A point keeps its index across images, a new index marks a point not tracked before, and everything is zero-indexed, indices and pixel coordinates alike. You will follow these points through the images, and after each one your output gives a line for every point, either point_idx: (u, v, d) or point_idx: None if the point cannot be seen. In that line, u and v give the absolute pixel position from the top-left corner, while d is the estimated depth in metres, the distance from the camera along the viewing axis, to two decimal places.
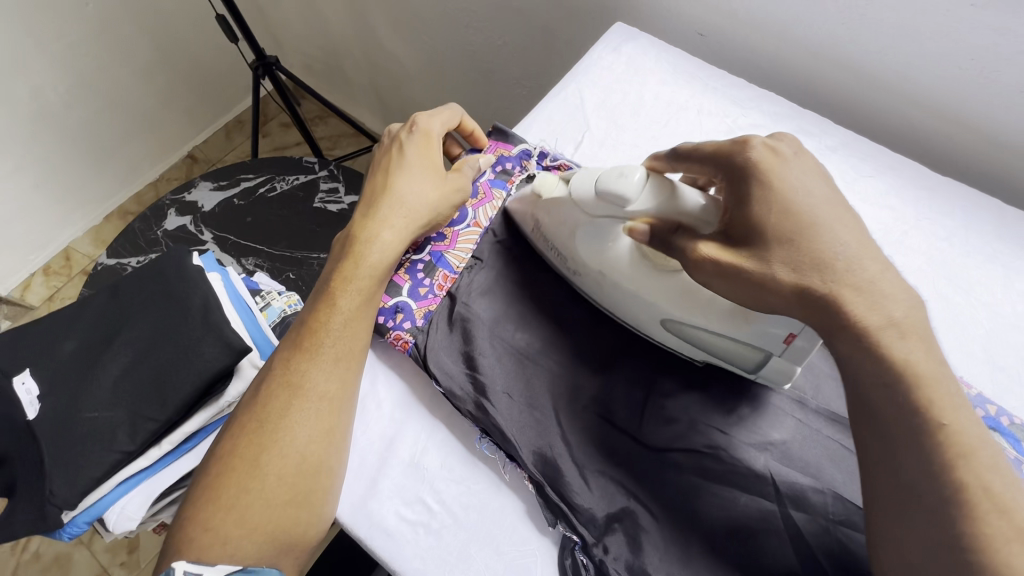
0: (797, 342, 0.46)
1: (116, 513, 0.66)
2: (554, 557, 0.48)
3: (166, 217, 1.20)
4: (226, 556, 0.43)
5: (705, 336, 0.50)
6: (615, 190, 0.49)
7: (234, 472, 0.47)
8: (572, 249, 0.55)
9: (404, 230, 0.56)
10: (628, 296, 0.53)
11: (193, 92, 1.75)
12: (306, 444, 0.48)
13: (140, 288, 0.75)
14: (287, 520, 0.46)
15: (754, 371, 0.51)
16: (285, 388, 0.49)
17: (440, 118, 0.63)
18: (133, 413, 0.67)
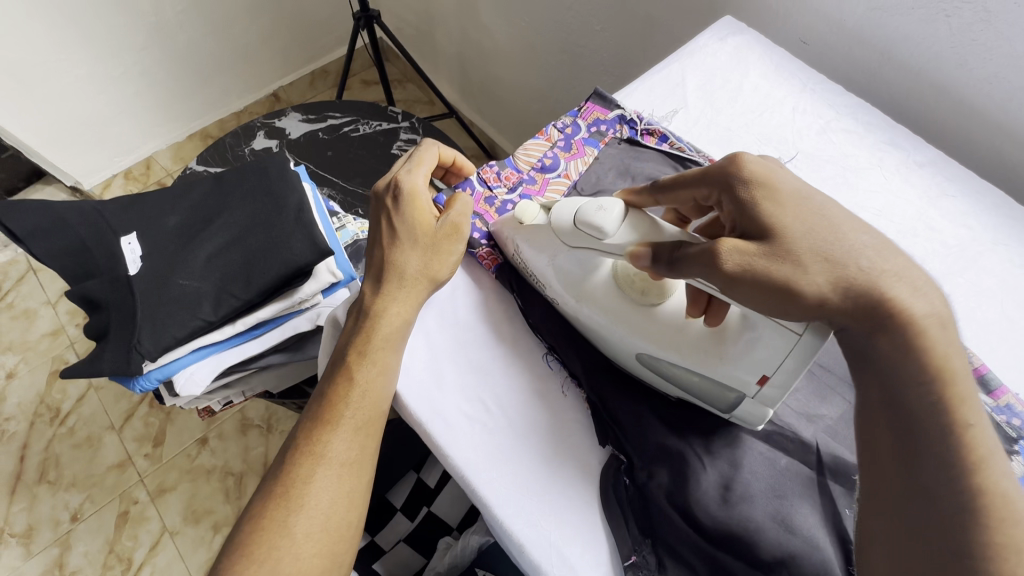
0: (768, 388, 0.47)
1: (184, 377, 0.73)
2: (597, 473, 0.52)
3: (256, 137, 1.28)
4: (298, 560, 0.45)
5: (676, 371, 0.51)
6: (594, 223, 0.49)
7: (285, 502, 0.47)
8: (552, 278, 0.55)
9: (410, 302, 0.55)
10: (602, 327, 0.53)
11: (290, 36, 1.85)
12: (332, 502, 0.47)
13: (242, 180, 0.80)
14: (345, 521, 0.48)
15: (726, 411, 0.51)
16: (310, 456, 0.49)
17: (423, 170, 0.59)
18: (219, 289, 0.73)
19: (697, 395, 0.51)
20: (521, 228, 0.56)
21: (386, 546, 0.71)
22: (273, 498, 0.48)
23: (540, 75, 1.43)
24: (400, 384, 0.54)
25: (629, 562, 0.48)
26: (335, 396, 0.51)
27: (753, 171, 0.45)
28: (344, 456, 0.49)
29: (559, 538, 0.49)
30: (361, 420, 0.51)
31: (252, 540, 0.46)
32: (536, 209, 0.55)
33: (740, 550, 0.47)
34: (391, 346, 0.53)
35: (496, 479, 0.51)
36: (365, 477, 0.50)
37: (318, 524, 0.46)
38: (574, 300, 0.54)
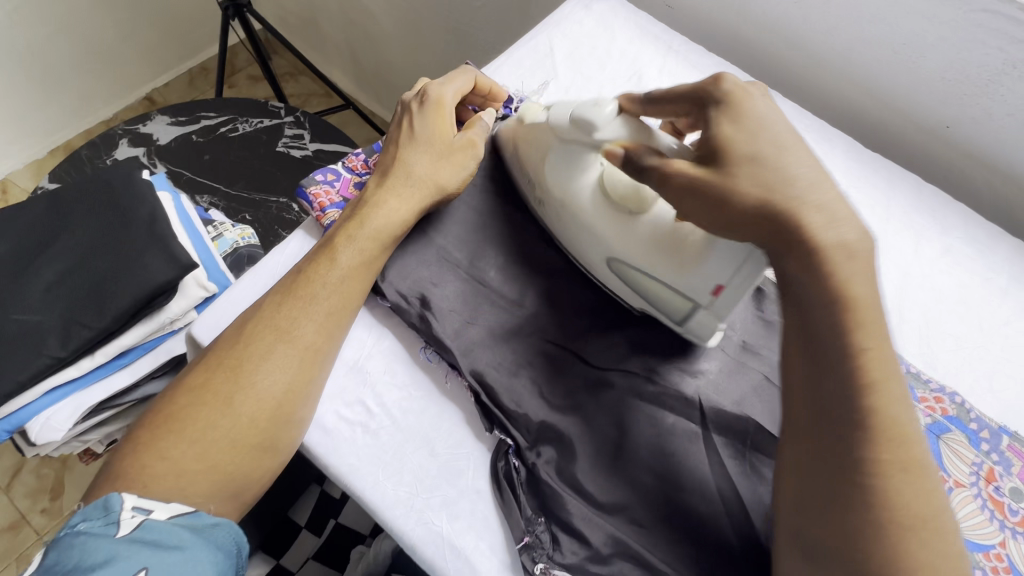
0: (723, 296, 0.47)
1: (40, 424, 0.66)
2: (486, 460, 0.51)
3: (118, 146, 1.15)
4: (178, 492, 0.43)
5: (647, 281, 0.51)
6: (586, 118, 0.48)
7: (204, 415, 0.46)
8: (541, 174, 0.56)
9: (318, 321, 0.50)
10: (581, 228, 0.53)
11: (156, 32, 1.68)
12: (281, 391, 0.47)
13: (83, 194, 0.71)
14: (248, 466, 0.46)
15: (680, 323, 0.52)
16: (274, 332, 0.49)
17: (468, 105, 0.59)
18: (65, 319, 0.65)
19: (657, 304, 0.52)
20: (519, 130, 0.59)
21: (295, 568, 0.68)
22: (190, 410, 0.46)
23: (432, 57, 1.38)
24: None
25: (523, 544, 0.47)
26: (284, 310, 0.50)
27: (728, 88, 0.45)
28: (310, 342, 0.49)
29: (451, 531, 0.48)
30: (333, 307, 0.51)
31: (187, 410, 0.46)
32: (540, 108, 0.58)
33: (629, 514, 0.47)
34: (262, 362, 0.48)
35: (382, 482, 0.49)
36: (290, 427, 0.48)
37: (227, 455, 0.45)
38: (559, 199, 0.54)
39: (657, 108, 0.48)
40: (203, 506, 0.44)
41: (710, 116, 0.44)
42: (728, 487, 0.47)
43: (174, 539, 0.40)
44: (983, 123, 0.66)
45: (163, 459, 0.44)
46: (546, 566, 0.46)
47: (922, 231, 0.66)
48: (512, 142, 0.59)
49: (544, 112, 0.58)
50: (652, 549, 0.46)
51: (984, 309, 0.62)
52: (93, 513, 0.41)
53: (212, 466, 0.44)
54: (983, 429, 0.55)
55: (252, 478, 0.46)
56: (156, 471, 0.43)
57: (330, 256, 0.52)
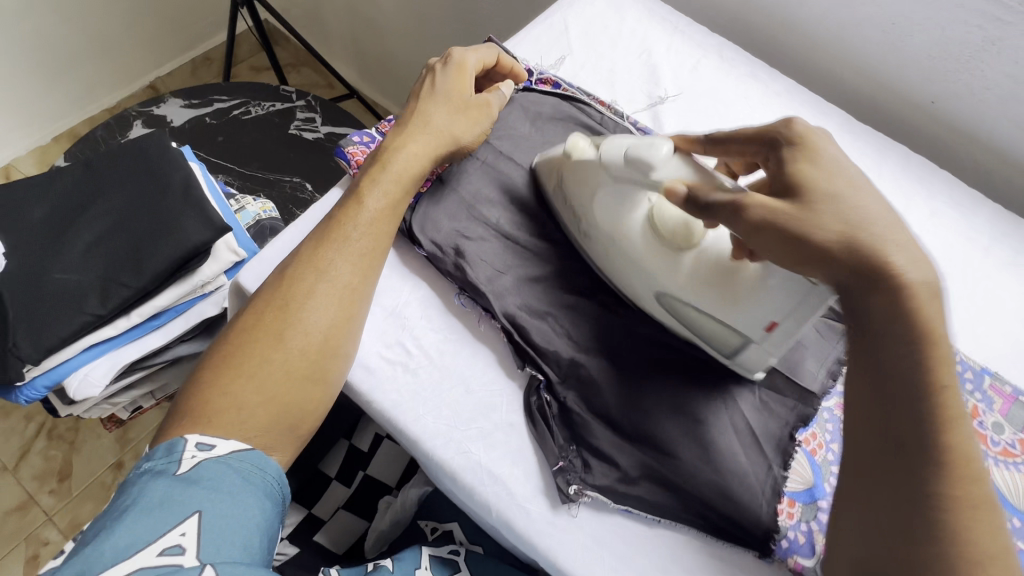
0: (777, 331, 0.48)
1: (78, 380, 0.68)
2: (520, 397, 0.55)
3: (132, 127, 1.17)
4: (238, 424, 0.45)
5: (695, 314, 0.52)
6: (642, 158, 0.50)
7: (252, 353, 0.48)
8: (590, 209, 0.57)
9: (353, 264, 0.53)
10: (630, 266, 0.55)
11: (161, 21, 1.69)
12: (326, 327, 0.50)
13: (117, 162, 0.74)
14: (299, 399, 0.48)
15: (730, 356, 0.53)
16: (313, 273, 0.52)
17: (480, 58, 0.64)
18: (105, 278, 0.67)
19: (707, 338, 0.53)
20: (565, 162, 0.59)
21: (326, 517, 0.72)
22: (237, 351, 0.48)
23: (438, 45, 1.42)
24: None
25: (557, 468, 0.51)
26: (319, 254, 0.52)
27: (801, 132, 0.46)
28: (346, 282, 0.52)
29: (488, 460, 0.52)
30: (365, 249, 0.54)
31: (237, 352, 0.48)
32: (586, 142, 0.58)
33: (653, 441, 0.52)
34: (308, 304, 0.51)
35: (424, 416, 0.53)
36: (333, 362, 0.51)
37: (279, 390, 0.47)
38: (608, 238, 0.56)
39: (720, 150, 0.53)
40: (261, 439, 0.46)
41: (786, 156, 0.46)
42: (738, 413, 0.53)
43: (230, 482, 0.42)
44: (965, 98, 0.71)
45: (222, 396, 0.46)
46: (580, 487, 0.51)
47: (910, 196, 0.71)
48: (554, 175, 0.61)
49: (592, 147, 0.58)
50: (675, 472, 0.51)
51: (967, 267, 0.67)
52: (158, 453, 0.43)
53: (269, 401, 0.47)
54: (966, 370, 0.60)
55: (303, 412, 0.48)
56: (215, 407, 0.45)
57: (359, 201, 0.55)
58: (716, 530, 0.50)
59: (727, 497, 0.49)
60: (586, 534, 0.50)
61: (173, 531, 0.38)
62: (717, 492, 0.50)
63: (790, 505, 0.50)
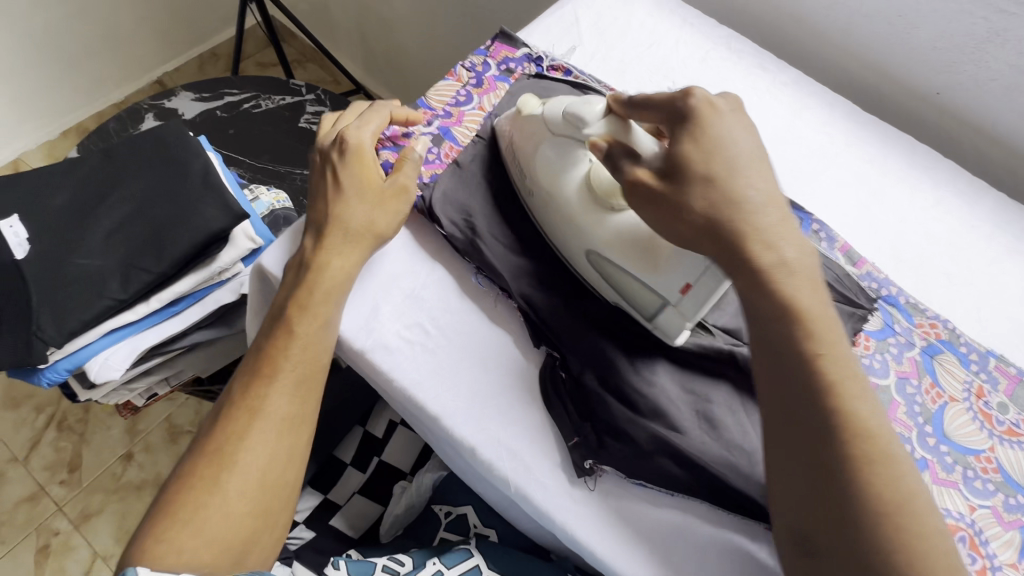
0: (692, 293, 0.50)
1: (98, 364, 0.69)
2: (535, 374, 0.57)
3: (144, 120, 1.18)
4: (184, 564, 0.45)
5: (615, 269, 0.54)
6: (578, 112, 0.53)
7: (196, 485, 0.48)
8: (532, 161, 0.58)
9: (292, 386, 0.52)
10: (568, 226, 0.56)
11: (169, 17, 1.71)
12: (268, 459, 0.50)
13: (135, 150, 0.75)
14: (246, 529, 0.48)
15: (651, 319, 0.54)
16: (248, 411, 0.51)
17: (369, 128, 0.60)
18: (125, 264, 0.69)
19: (628, 297, 0.55)
20: (518, 119, 0.61)
21: (342, 501, 0.74)
22: (183, 481, 0.48)
23: (445, 40, 1.43)
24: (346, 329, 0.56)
25: (573, 444, 0.53)
26: (254, 393, 0.51)
27: (698, 105, 0.48)
28: (285, 412, 0.51)
29: (506, 438, 0.54)
30: (301, 375, 0.53)
31: (178, 496, 0.47)
32: (536, 101, 0.60)
33: (666, 418, 0.53)
34: (331, 299, 0.54)
35: (443, 394, 0.55)
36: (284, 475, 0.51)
37: (228, 523, 0.47)
38: (545, 189, 0.58)
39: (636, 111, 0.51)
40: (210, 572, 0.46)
41: (681, 130, 0.48)
42: (750, 392, 0.54)
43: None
44: (969, 88, 0.73)
45: (164, 544, 0.45)
46: (594, 462, 0.52)
47: (915, 184, 0.72)
48: (510, 137, 0.61)
49: (540, 104, 0.59)
50: (690, 447, 0.51)
51: (971, 252, 0.69)
52: None
53: (215, 538, 0.47)
54: (972, 352, 0.62)
55: (251, 539, 0.49)
56: (158, 553, 0.45)
57: (344, 200, 0.57)
58: (731, 504, 0.51)
59: (740, 472, 0.50)
60: (603, 506, 0.52)
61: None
62: (730, 467, 0.51)
63: None
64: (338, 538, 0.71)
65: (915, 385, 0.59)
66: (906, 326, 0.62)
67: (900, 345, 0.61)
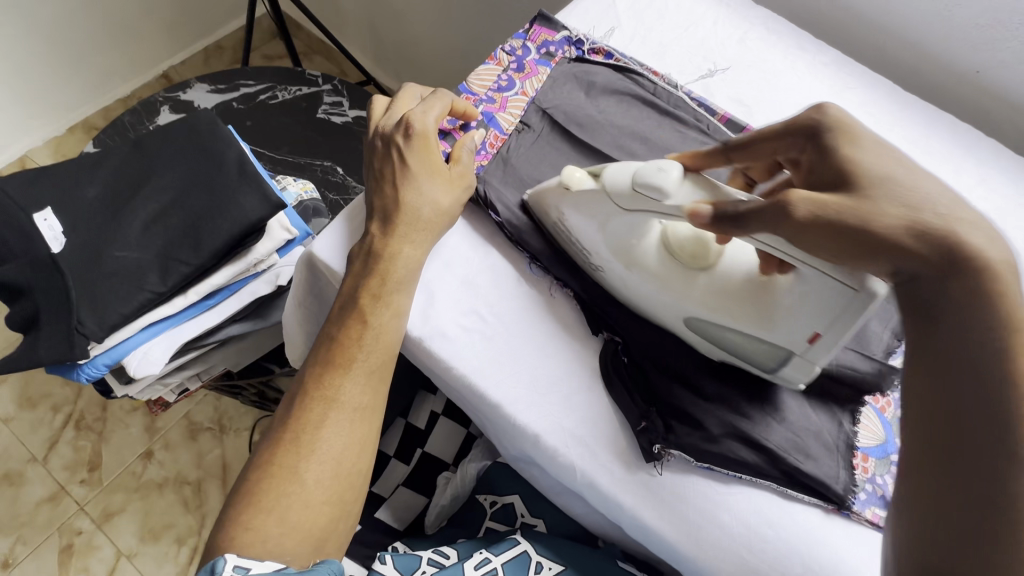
0: (819, 343, 0.48)
1: (137, 359, 0.67)
2: (596, 359, 0.56)
3: (160, 113, 1.16)
4: (270, 552, 0.47)
5: (724, 331, 0.51)
6: (654, 183, 0.48)
7: (277, 473, 0.49)
8: (597, 243, 0.54)
9: (366, 376, 0.53)
10: (660, 296, 0.53)
11: (176, 9, 1.68)
12: (344, 451, 0.51)
13: (167, 140, 0.73)
14: (325, 518, 0.50)
15: (773, 371, 0.52)
16: (323, 401, 0.51)
17: (433, 114, 0.59)
18: (163, 257, 0.67)
19: (739, 354, 0.52)
20: (566, 194, 0.54)
21: (387, 494, 0.73)
22: (263, 470, 0.50)
23: (460, 27, 1.41)
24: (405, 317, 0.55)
25: (640, 428, 0.52)
26: (327, 384, 0.52)
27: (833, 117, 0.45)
28: (357, 402, 0.52)
29: (571, 424, 0.53)
30: (373, 366, 0.53)
31: (259, 486, 0.49)
32: (584, 174, 0.53)
33: (732, 402, 0.53)
34: (398, 288, 0.54)
35: (504, 380, 0.54)
36: (360, 465, 0.52)
37: (310, 511, 0.49)
38: (620, 266, 0.54)
39: (765, 145, 0.50)
40: (292, 559, 0.48)
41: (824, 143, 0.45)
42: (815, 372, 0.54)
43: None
44: (1012, 67, 0.72)
45: (248, 532, 0.47)
46: (663, 446, 0.51)
47: (959, 164, 0.72)
48: (557, 214, 0.56)
49: (589, 178, 0.53)
50: (758, 430, 0.52)
51: (1019, 231, 0.68)
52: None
53: (298, 528, 0.48)
54: None
55: (328, 531, 0.50)
56: (244, 541, 0.47)
57: (414, 183, 0.56)
58: (799, 485, 0.51)
59: (806, 454, 0.51)
60: (672, 491, 0.51)
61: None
62: (797, 448, 0.51)
63: (864, 459, 0.53)
64: (384, 530, 0.70)
65: None
66: None
67: None
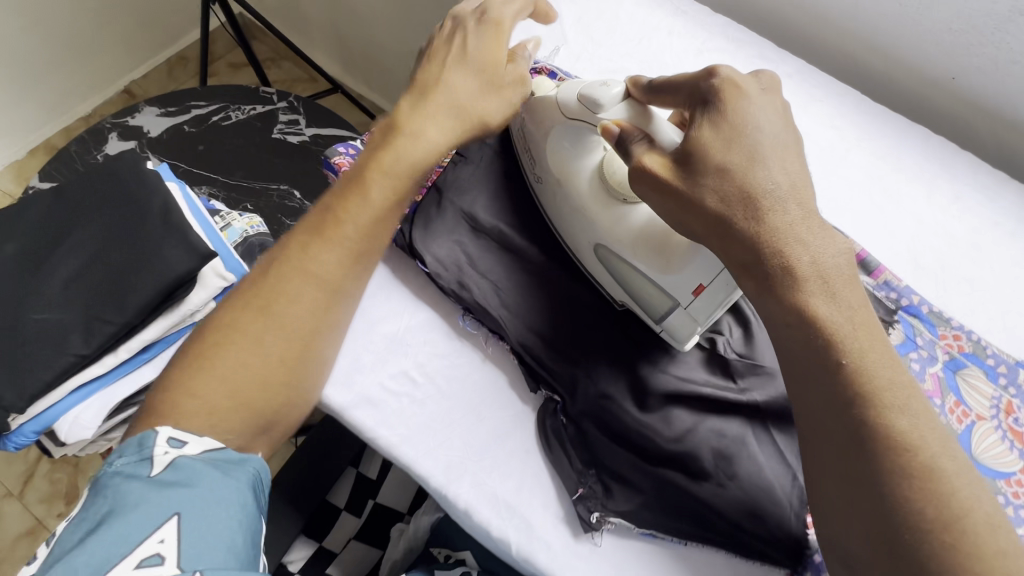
0: (705, 293, 0.48)
1: (68, 423, 0.64)
2: (535, 420, 0.54)
3: (108, 140, 1.12)
4: (210, 428, 0.45)
5: (624, 266, 0.52)
6: (592, 94, 0.49)
7: (232, 343, 0.47)
8: (541, 151, 0.56)
9: (350, 232, 0.50)
10: (571, 210, 0.55)
11: (133, 22, 1.62)
12: (305, 317, 0.49)
13: (89, 188, 0.70)
14: (276, 371, 0.48)
15: (659, 323, 0.52)
16: (302, 270, 0.49)
17: (511, 20, 0.56)
18: (87, 316, 0.64)
19: (638, 298, 0.53)
20: (528, 103, 0.57)
21: (338, 549, 0.70)
22: (203, 351, 0.47)
23: (423, 32, 1.35)
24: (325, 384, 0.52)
25: (577, 495, 0.50)
26: (287, 290, 0.49)
27: (722, 82, 0.44)
28: (302, 334, 0.49)
29: (506, 492, 0.50)
30: (358, 239, 0.51)
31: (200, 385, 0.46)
32: (552, 85, 0.57)
33: (681, 464, 0.50)
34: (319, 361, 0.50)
35: (433, 449, 0.51)
36: (329, 308, 0.50)
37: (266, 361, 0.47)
38: (556, 177, 0.55)
39: (657, 95, 0.48)
40: (239, 442, 0.47)
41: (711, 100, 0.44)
42: (764, 427, 0.51)
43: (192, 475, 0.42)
44: (988, 74, 0.67)
45: (186, 404, 0.45)
46: (602, 515, 0.49)
47: (932, 180, 0.67)
48: (521, 123, 0.58)
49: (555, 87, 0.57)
50: (703, 495, 0.49)
51: (999, 256, 0.63)
52: (128, 449, 0.43)
53: (236, 383, 0.47)
54: (1000, 364, 0.58)
55: (280, 389, 0.48)
56: (187, 410, 0.45)
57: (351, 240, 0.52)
58: (747, 552, 0.49)
59: (756, 517, 0.48)
60: (611, 561, 0.49)
61: (150, 539, 0.39)
62: (744, 510, 0.48)
63: None
64: None
65: (940, 405, 0.56)
66: (929, 338, 0.59)
67: (922, 359, 0.58)
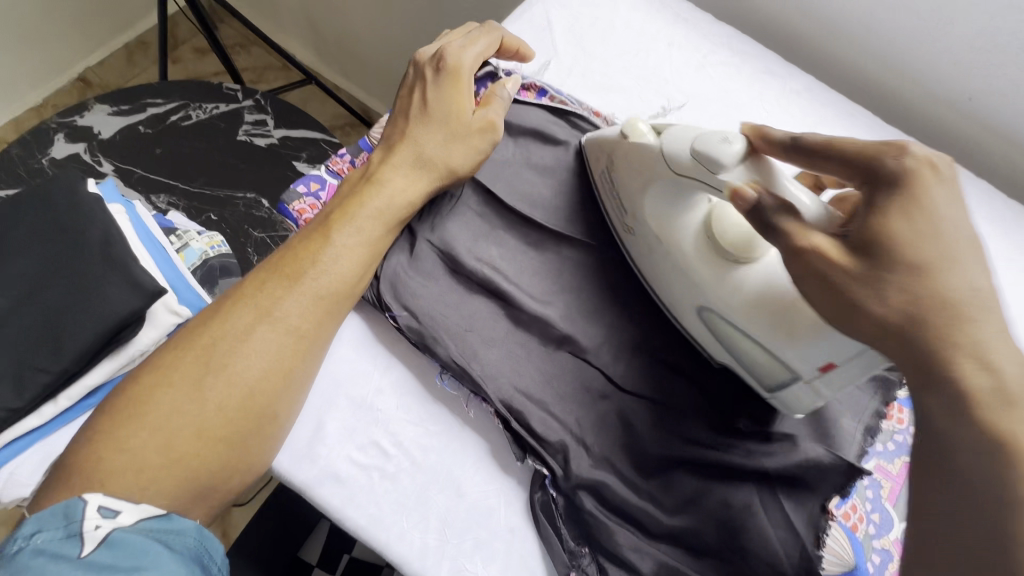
0: (832, 373, 0.42)
1: (2, 480, 0.56)
2: (521, 492, 0.49)
3: (53, 143, 1.01)
4: (141, 490, 0.40)
5: (734, 333, 0.47)
6: (710, 152, 0.44)
7: (171, 390, 0.43)
8: (637, 203, 0.52)
9: (308, 283, 0.47)
10: (674, 274, 0.50)
11: (85, 4, 1.49)
12: (259, 370, 0.45)
13: (21, 217, 0.63)
14: (223, 428, 0.43)
15: (773, 392, 0.47)
16: (255, 311, 0.46)
17: (473, 50, 0.55)
18: (19, 363, 0.57)
19: (748, 365, 0.48)
20: (620, 143, 0.53)
21: None
22: (142, 396, 0.43)
23: (402, 23, 1.26)
24: (285, 460, 0.47)
25: None
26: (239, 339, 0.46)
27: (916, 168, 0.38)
28: (256, 393, 0.45)
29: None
30: (322, 288, 0.48)
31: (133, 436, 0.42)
32: (647, 128, 0.52)
33: (680, 540, 0.46)
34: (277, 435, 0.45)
35: (408, 530, 0.46)
36: (284, 367, 0.46)
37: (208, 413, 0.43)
38: (653, 233, 0.51)
39: (811, 161, 0.42)
40: (173, 506, 0.41)
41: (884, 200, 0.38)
42: (773, 497, 0.46)
43: (144, 552, 0.38)
44: (1009, 98, 0.62)
45: (122, 451, 0.41)
46: None
47: None
48: (606, 162, 0.55)
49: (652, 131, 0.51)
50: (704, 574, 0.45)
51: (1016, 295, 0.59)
52: (50, 520, 0.38)
53: (173, 435, 0.42)
54: None
55: (225, 449, 0.43)
56: (114, 466, 0.40)
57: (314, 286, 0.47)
58: None
59: None
60: None
61: None
62: None
63: None
64: None
65: None
66: None
67: None
